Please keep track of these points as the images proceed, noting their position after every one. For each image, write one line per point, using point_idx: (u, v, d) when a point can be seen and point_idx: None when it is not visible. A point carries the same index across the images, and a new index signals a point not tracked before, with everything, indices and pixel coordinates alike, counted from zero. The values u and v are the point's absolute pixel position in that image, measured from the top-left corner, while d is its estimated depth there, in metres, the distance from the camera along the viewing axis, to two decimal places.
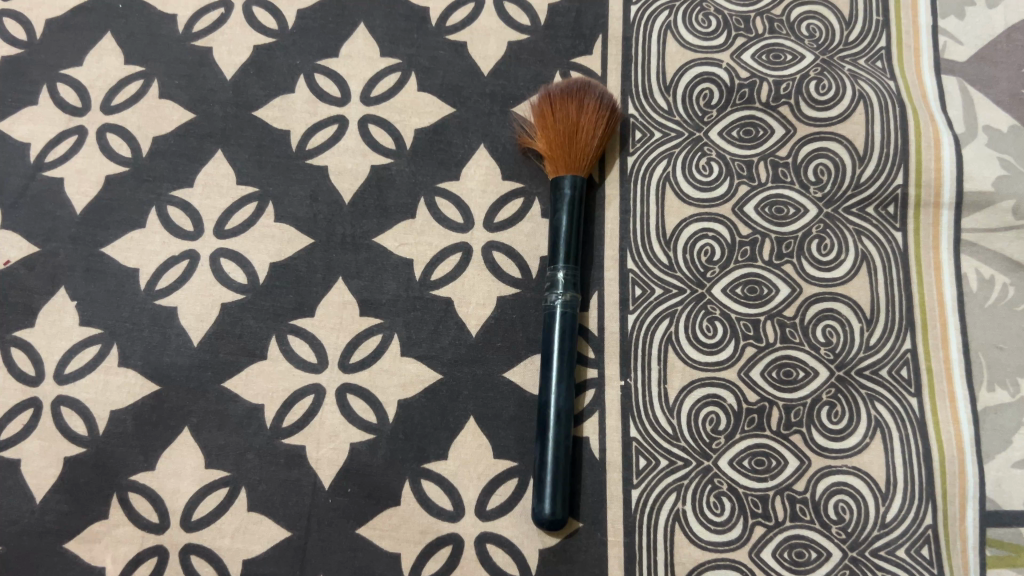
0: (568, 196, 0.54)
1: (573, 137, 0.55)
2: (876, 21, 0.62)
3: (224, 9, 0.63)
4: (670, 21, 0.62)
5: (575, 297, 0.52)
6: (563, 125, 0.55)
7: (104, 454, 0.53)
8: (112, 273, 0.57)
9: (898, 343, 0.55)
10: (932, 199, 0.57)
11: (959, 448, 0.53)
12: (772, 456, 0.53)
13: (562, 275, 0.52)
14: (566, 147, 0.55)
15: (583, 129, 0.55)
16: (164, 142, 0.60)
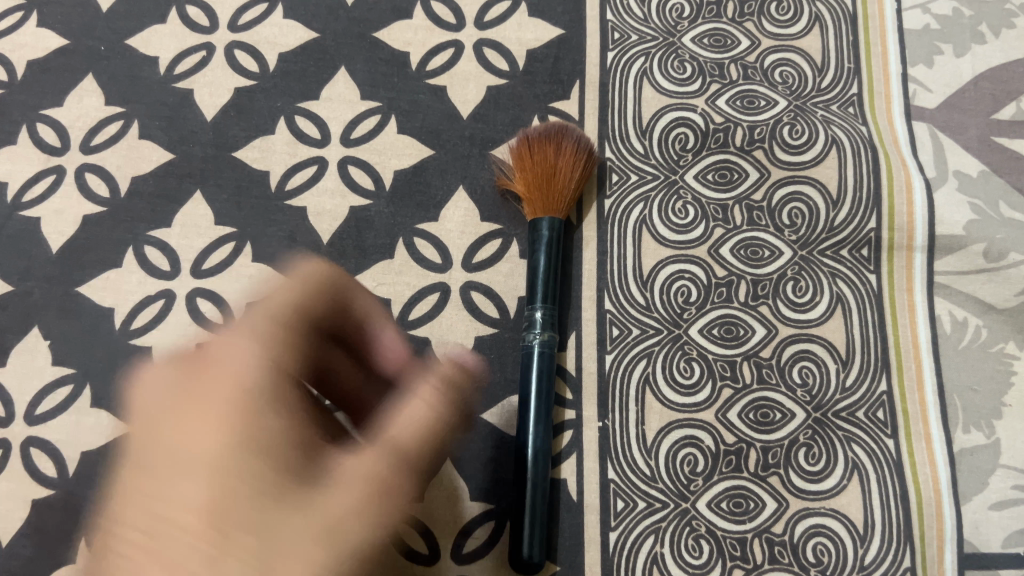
0: (547, 237, 0.55)
1: (550, 179, 0.56)
2: (847, 69, 0.63)
3: (205, 52, 0.64)
4: (646, 67, 0.63)
5: (552, 338, 0.52)
6: (542, 168, 0.56)
7: (74, 496, 0.53)
8: (87, 313, 0.57)
9: (874, 384, 0.55)
10: (905, 242, 0.58)
11: (936, 490, 0.53)
12: (750, 498, 0.53)
13: (540, 316, 0.52)
14: (543, 189, 0.55)
15: (560, 172, 0.56)
16: (143, 183, 0.60)
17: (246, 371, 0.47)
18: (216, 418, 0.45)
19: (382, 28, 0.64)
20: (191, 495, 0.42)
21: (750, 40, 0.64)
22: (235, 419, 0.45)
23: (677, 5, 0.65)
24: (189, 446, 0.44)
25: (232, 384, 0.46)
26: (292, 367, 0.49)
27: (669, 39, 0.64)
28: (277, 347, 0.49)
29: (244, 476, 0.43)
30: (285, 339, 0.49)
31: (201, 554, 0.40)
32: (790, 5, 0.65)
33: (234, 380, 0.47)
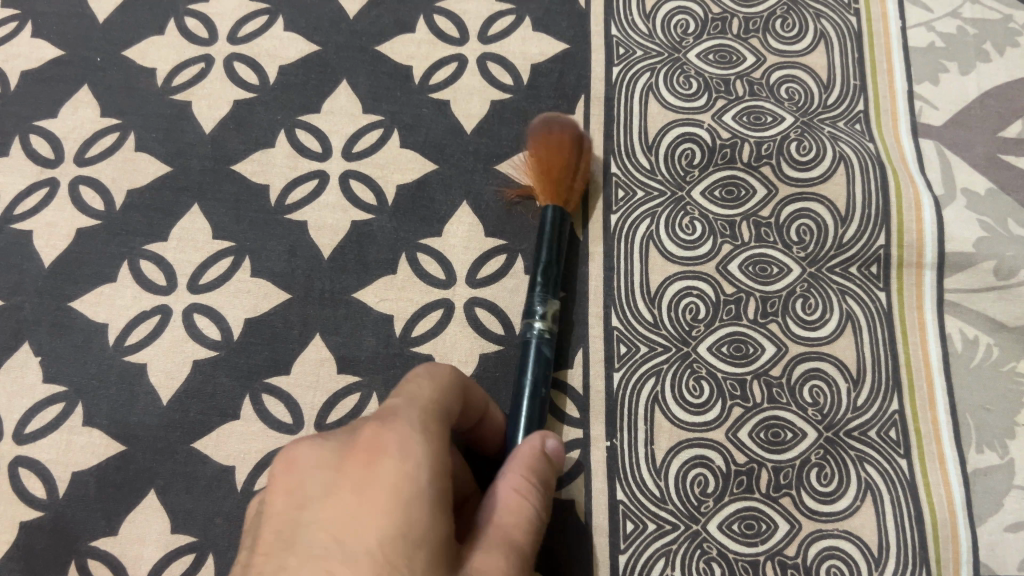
0: (548, 231, 0.52)
1: (554, 153, 0.56)
2: (854, 86, 0.63)
3: (204, 64, 0.63)
4: (652, 83, 0.63)
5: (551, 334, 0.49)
6: (544, 157, 0.56)
7: (63, 518, 0.51)
8: (79, 328, 0.55)
9: (885, 404, 0.54)
10: (914, 260, 0.57)
11: (951, 511, 0.51)
12: (762, 520, 0.52)
13: (541, 310, 0.49)
14: (547, 162, 0.55)
15: (561, 146, 0.56)
16: (139, 196, 0.59)
17: (435, 404, 0.40)
18: (428, 435, 0.38)
19: (384, 41, 0.63)
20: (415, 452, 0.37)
21: (756, 56, 0.63)
22: (429, 433, 0.38)
23: (682, 21, 0.65)
24: (352, 477, 0.37)
25: (426, 408, 0.40)
26: (450, 410, 0.41)
27: (674, 54, 0.63)
28: (455, 387, 0.43)
29: (384, 473, 0.36)
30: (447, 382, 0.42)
31: (379, 507, 0.34)
32: (795, 22, 0.65)
33: (433, 410, 0.40)
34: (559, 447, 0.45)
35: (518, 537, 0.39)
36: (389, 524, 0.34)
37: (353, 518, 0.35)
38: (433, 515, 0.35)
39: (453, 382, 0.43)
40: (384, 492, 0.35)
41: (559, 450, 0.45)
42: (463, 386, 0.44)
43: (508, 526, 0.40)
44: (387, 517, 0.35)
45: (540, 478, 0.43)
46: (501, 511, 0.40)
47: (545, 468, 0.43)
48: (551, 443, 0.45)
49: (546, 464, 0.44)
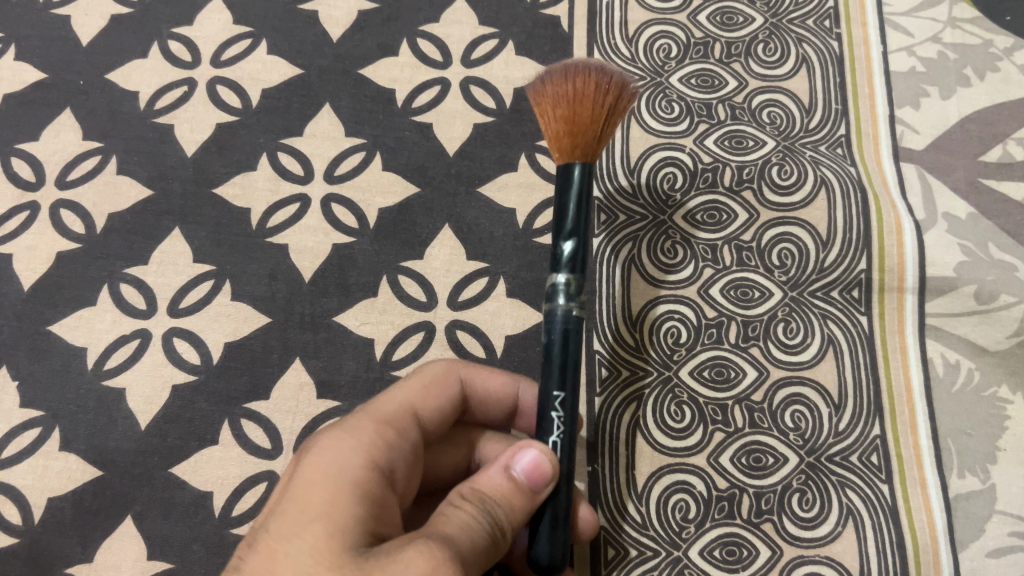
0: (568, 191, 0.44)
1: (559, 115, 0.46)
2: (835, 110, 0.63)
3: (187, 87, 0.63)
4: (634, 107, 0.63)
5: (577, 305, 0.41)
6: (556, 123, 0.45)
7: (39, 545, 0.50)
8: (58, 352, 0.55)
9: (867, 429, 0.54)
10: (895, 284, 0.57)
11: (933, 537, 0.51)
12: (743, 546, 0.51)
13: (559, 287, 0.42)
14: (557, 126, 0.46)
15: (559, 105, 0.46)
16: (120, 219, 0.58)
17: (390, 410, 0.44)
18: (354, 436, 0.41)
19: (367, 64, 0.64)
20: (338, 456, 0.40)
21: (737, 80, 0.64)
22: (358, 434, 0.42)
23: (664, 45, 0.65)
24: (284, 483, 0.40)
25: (369, 415, 0.43)
26: (403, 423, 0.44)
27: (657, 79, 0.64)
28: (428, 393, 0.47)
29: (305, 473, 0.39)
30: (418, 390, 0.46)
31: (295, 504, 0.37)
32: (777, 46, 0.65)
33: (379, 416, 0.43)
34: (538, 458, 0.39)
35: (448, 537, 0.37)
36: (297, 512, 0.37)
37: (268, 514, 0.38)
38: (337, 499, 0.37)
39: (430, 388, 0.47)
40: (300, 486, 0.38)
41: (538, 465, 0.39)
42: (446, 390, 0.48)
43: (439, 530, 0.37)
44: (295, 507, 0.37)
45: (503, 498, 0.39)
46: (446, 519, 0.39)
47: (511, 487, 0.40)
48: (528, 455, 0.40)
49: (516, 481, 0.40)
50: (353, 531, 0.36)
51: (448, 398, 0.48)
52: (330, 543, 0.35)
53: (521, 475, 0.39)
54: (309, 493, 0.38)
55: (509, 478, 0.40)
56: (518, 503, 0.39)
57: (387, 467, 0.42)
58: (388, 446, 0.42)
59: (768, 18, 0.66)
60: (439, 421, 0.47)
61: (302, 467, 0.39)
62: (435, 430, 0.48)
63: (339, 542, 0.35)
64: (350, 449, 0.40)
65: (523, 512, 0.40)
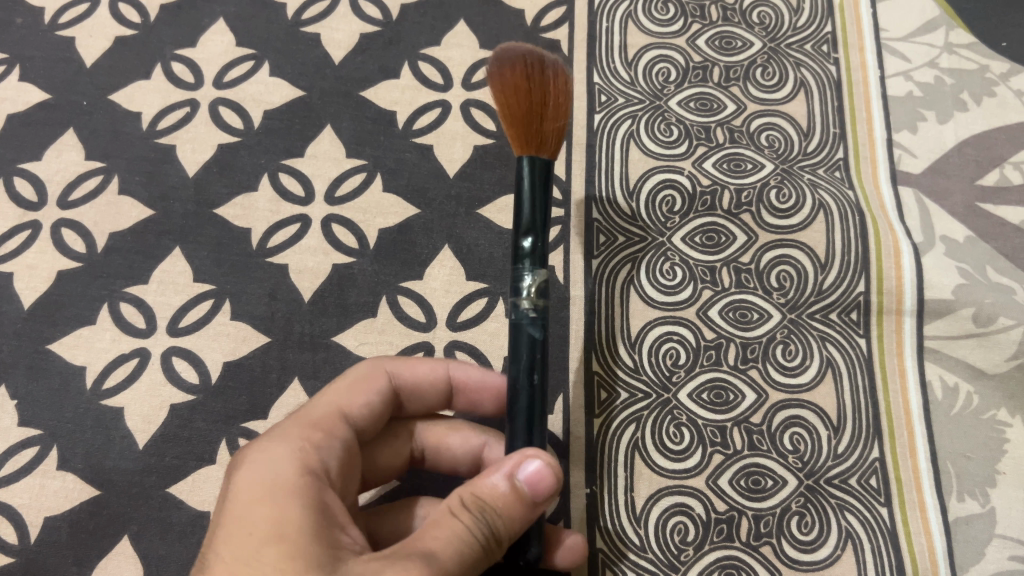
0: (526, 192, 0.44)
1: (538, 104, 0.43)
2: (834, 133, 0.63)
3: (189, 108, 0.63)
4: (633, 129, 0.63)
5: (540, 296, 0.41)
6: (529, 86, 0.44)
7: (35, 564, 0.50)
8: (57, 371, 0.55)
9: (866, 451, 0.54)
10: (894, 306, 0.57)
11: (932, 561, 0.51)
12: (742, 569, 0.51)
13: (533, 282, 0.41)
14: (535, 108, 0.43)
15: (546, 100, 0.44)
16: (121, 239, 0.59)
17: (317, 414, 0.44)
18: (282, 445, 0.41)
19: (369, 87, 0.64)
20: (273, 467, 0.40)
21: (736, 104, 0.64)
22: (288, 441, 0.42)
23: (663, 69, 0.65)
24: (221, 503, 0.39)
25: (297, 423, 0.43)
26: (333, 423, 0.44)
27: (656, 102, 0.64)
28: (354, 392, 0.46)
29: (244, 492, 0.39)
30: (343, 391, 0.46)
31: (245, 526, 0.37)
32: (775, 70, 0.65)
33: (307, 420, 0.43)
34: (541, 470, 0.38)
35: (433, 556, 0.36)
36: (246, 531, 0.37)
37: (214, 535, 0.37)
38: (285, 513, 0.37)
39: (357, 385, 0.47)
40: (243, 505, 0.38)
41: (540, 476, 0.38)
42: (375, 384, 0.47)
43: (426, 547, 0.37)
44: (244, 526, 0.37)
45: (502, 509, 0.38)
46: (435, 526, 0.38)
47: (510, 495, 0.38)
48: (529, 466, 0.39)
49: (516, 490, 0.39)
50: (310, 541, 0.36)
51: (376, 392, 0.47)
52: (291, 557, 0.35)
53: (524, 484, 0.39)
54: (256, 513, 0.37)
55: (513, 491, 0.38)
56: (516, 513, 0.39)
57: (322, 468, 0.41)
58: (320, 448, 0.42)
59: (766, 43, 0.67)
60: (373, 417, 0.47)
61: (239, 486, 0.39)
62: (371, 426, 0.47)
63: (300, 557, 0.35)
64: (281, 458, 0.40)
65: (518, 521, 0.39)
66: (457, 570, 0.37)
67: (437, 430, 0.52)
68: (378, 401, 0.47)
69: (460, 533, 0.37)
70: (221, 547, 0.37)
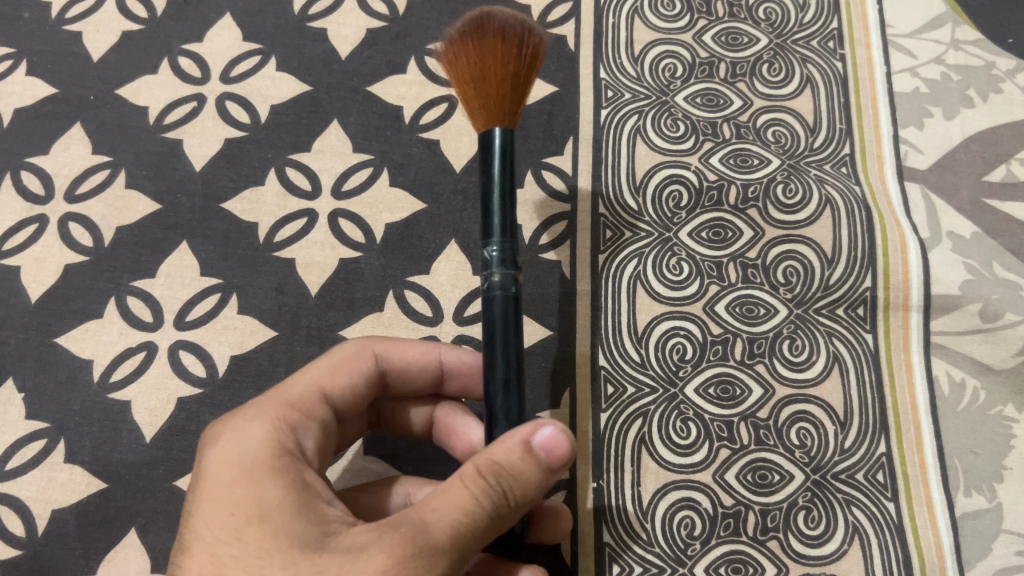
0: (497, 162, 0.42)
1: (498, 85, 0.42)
2: (840, 129, 0.63)
3: (196, 103, 0.63)
4: (640, 125, 0.63)
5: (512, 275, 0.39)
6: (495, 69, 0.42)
7: (43, 557, 0.50)
8: (64, 364, 0.55)
9: (873, 446, 0.54)
10: (900, 302, 0.57)
11: (939, 556, 0.51)
12: (749, 564, 0.51)
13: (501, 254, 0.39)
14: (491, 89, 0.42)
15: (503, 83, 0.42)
16: (128, 233, 0.59)
17: (294, 391, 0.44)
18: (257, 420, 0.40)
19: (375, 82, 0.64)
20: (250, 442, 0.39)
21: (743, 100, 0.64)
22: (264, 417, 0.41)
23: (670, 65, 0.66)
24: (197, 482, 0.39)
25: (273, 399, 0.43)
26: (309, 400, 0.44)
27: (662, 97, 0.64)
28: (337, 370, 0.46)
29: (223, 470, 0.38)
30: (326, 369, 0.46)
31: (230, 509, 0.37)
32: (782, 67, 0.65)
33: (283, 397, 0.43)
34: (557, 439, 0.38)
35: (432, 526, 0.35)
36: (229, 513, 0.37)
37: (197, 515, 0.37)
38: (264, 492, 0.37)
39: (339, 367, 0.46)
40: (219, 484, 0.38)
41: (556, 443, 0.38)
42: (358, 365, 0.47)
43: (427, 515, 0.36)
44: (224, 509, 0.37)
45: (514, 476, 0.37)
46: (440, 493, 0.37)
47: (527, 458, 0.38)
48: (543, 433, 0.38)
49: (531, 453, 0.38)
50: (291, 520, 0.36)
51: (361, 373, 0.47)
52: (273, 540, 0.35)
53: (542, 449, 0.38)
54: (234, 493, 0.37)
55: (524, 457, 0.37)
56: (531, 479, 0.38)
57: (299, 446, 0.41)
58: (295, 427, 0.42)
59: (773, 39, 0.67)
60: (353, 399, 0.47)
61: (214, 465, 0.39)
62: (353, 407, 0.47)
63: (286, 540, 0.35)
64: (259, 433, 0.40)
65: (533, 485, 0.38)
66: (457, 539, 0.35)
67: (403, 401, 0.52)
68: (361, 382, 0.47)
69: (465, 501, 0.36)
70: (202, 529, 0.37)
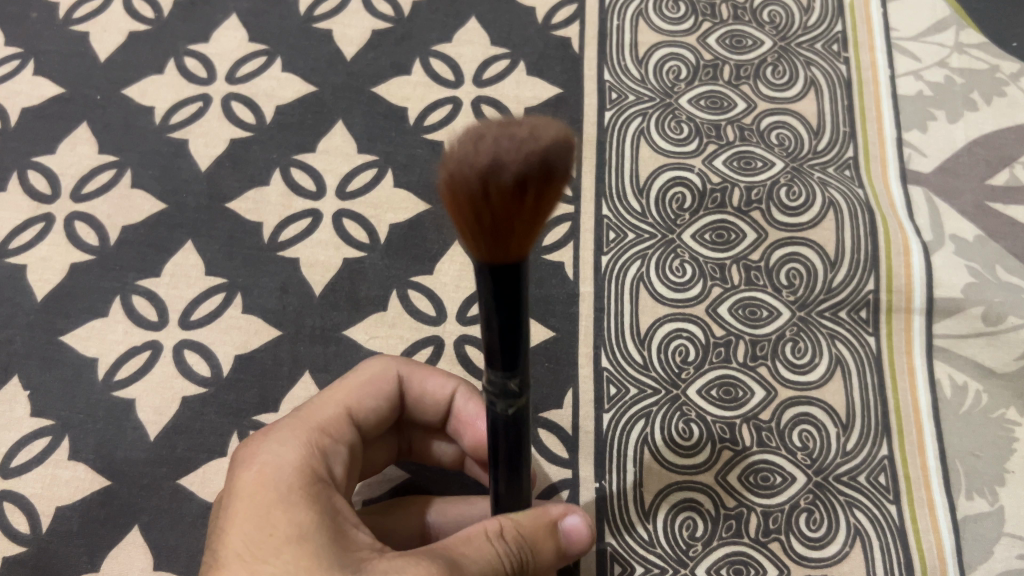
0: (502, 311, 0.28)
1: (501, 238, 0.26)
2: (843, 132, 0.63)
3: (201, 103, 0.64)
4: (644, 127, 0.63)
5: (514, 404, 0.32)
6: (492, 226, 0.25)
7: (46, 554, 0.50)
8: (70, 362, 0.55)
9: (875, 449, 0.54)
10: (903, 305, 0.58)
11: (941, 558, 0.51)
12: (751, 565, 0.51)
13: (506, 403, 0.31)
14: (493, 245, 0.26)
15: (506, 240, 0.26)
16: (134, 231, 0.59)
17: (323, 415, 0.44)
18: (289, 445, 0.41)
19: (380, 83, 0.64)
20: (283, 464, 0.39)
21: (746, 102, 0.64)
22: (294, 441, 0.41)
23: (674, 67, 0.66)
24: (225, 501, 0.39)
25: (303, 422, 0.43)
26: (337, 425, 0.44)
27: (666, 100, 0.64)
28: (363, 393, 0.47)
29: (256, 486, 0.38)
30: (351, 390, 0.46)
31: (264, 526, 0.36)
32: (785, 69, 0.66)
33: (313, 421, 0.43)
34: (581, 530, 0.43)
35: (469, 567, 0.36)
36: (264, 532, 0.36)
37: (228, 530, 0.37)
38: (300, 515, 0.37)
39: (365, 389, 0.47)
40: (252, 502, 0.37)
41: (578, 529, 0.43)
42: (383, 388, 0.47)
43: (465, 554, 0.37)
44: (258, 526, 0.36)
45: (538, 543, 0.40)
46: (474, 536, 0.38)
47: (550, 537, 0.41)
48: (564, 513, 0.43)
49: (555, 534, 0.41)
50: (328, 544, 0.36)
51: (384, 400, 0.47)
52: (313, 560, 0.35)
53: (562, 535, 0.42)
54: (269, 512, 0.37)
55: (547, 536, 0.41)
56: (549, 553, 0.41)
57: (327, 471, 0.41)
58: (323, 453, 0.42)
59: (777, 42, 0.67)
60: (375, 421, 0.47)
61: (246, 483, 0.38)
62: (372, 430, 0.47)
63: (323, 560, 0.35)
64: (289, 457, 0.40)
65: (547, 561, 0.41)
66: None
67: (420, 428, 0.52)
68: (385, 408, 0.47)
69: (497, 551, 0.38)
70: (234, 543, 0.36)
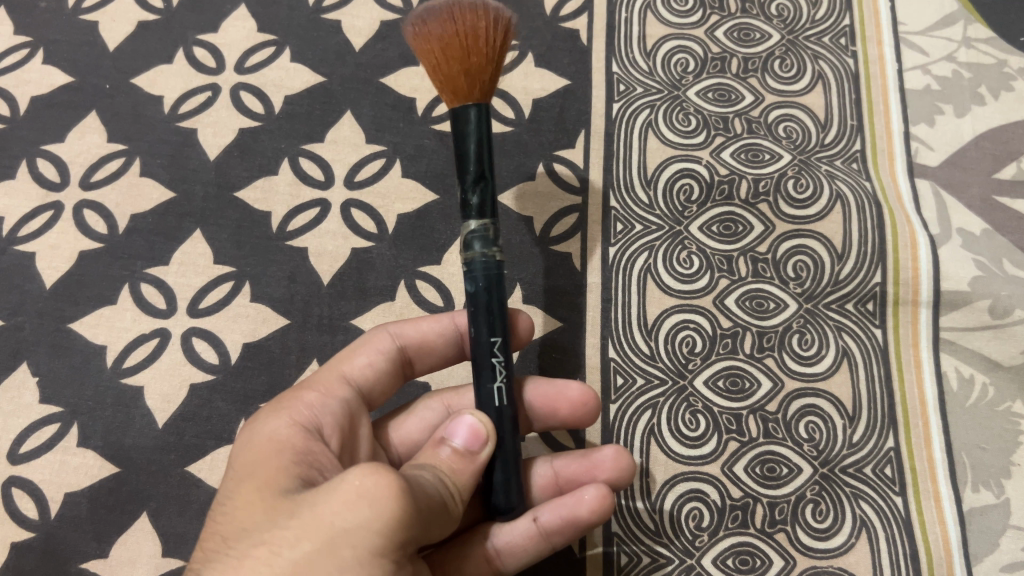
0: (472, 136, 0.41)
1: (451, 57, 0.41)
2: (851, 126, 0.64)
3: (211, 92, 0.64)
4: (651, 119, 0.64)
5: (493, 248, 0.40)
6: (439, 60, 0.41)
7: (54, 540, 0.50)
8: (79, 349, 0.55)
9: (881, 441, 0.54)
10: (910, 297, 0.58)
11: (947, 551, 0.51)
12: (757, 555, 0.51)
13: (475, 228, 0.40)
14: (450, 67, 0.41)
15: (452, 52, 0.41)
16: (142, 220, 0.59)
17: (314, 377, 0.45)
18: (271, 406, 0.43)
19: (389, 73, 0.65)
20: (264, 422, 0.41)
21: (754, 95, 0.64)
22: (280, 401, 0.43)
23: (682, 60, 0.66)
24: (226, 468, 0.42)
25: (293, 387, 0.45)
26: (326, 381, 0.45)
27: (674, 92, 0.65)
28: (353, 352, 0.47)
29: (239, 448, 0.40)
30: (341, 353, 0.48)
31: (234, 476, 0.39)
32: (793, 62, 0.66)
33: (302, 384, 0.45)
34: (475, 424, 0.40)
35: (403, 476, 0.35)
36: (232, 480, 0.38)
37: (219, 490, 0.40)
38: (264, 457, 0.38)
39: (355, 348, 0.48)
40: (233, 461, 0.40)
41: (473, 429, 0.40)
42: (375, 345, 0.48)
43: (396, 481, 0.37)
44: (230, 477, 0.39)
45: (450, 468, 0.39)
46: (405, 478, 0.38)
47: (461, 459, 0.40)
48: (554, 387, 0.50)
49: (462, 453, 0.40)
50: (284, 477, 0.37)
51: (381, 351, 0.48)
52: (262, 492, 0.36)
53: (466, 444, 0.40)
54: (239, 464, 0.39)
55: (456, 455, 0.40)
56: (465, 470, 0.40)
57: (315, 423, 0.42)
58: (312, 406, 0.43)
59: (785, 35, 0.67)
60: (377, 377, 0.47)
61: (234, 447, 0.41)
62: (377, 386, 0.48)
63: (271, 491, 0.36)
64: (271, 415, 0.42)
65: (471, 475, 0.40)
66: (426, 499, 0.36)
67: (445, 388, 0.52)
68: (380, 361, 0.48)
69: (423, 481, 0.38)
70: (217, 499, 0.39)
